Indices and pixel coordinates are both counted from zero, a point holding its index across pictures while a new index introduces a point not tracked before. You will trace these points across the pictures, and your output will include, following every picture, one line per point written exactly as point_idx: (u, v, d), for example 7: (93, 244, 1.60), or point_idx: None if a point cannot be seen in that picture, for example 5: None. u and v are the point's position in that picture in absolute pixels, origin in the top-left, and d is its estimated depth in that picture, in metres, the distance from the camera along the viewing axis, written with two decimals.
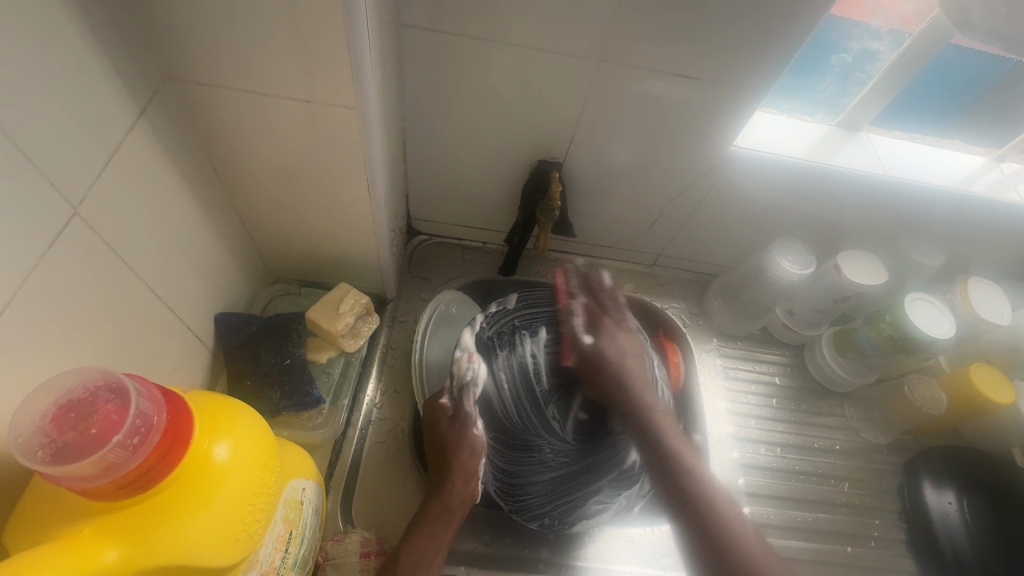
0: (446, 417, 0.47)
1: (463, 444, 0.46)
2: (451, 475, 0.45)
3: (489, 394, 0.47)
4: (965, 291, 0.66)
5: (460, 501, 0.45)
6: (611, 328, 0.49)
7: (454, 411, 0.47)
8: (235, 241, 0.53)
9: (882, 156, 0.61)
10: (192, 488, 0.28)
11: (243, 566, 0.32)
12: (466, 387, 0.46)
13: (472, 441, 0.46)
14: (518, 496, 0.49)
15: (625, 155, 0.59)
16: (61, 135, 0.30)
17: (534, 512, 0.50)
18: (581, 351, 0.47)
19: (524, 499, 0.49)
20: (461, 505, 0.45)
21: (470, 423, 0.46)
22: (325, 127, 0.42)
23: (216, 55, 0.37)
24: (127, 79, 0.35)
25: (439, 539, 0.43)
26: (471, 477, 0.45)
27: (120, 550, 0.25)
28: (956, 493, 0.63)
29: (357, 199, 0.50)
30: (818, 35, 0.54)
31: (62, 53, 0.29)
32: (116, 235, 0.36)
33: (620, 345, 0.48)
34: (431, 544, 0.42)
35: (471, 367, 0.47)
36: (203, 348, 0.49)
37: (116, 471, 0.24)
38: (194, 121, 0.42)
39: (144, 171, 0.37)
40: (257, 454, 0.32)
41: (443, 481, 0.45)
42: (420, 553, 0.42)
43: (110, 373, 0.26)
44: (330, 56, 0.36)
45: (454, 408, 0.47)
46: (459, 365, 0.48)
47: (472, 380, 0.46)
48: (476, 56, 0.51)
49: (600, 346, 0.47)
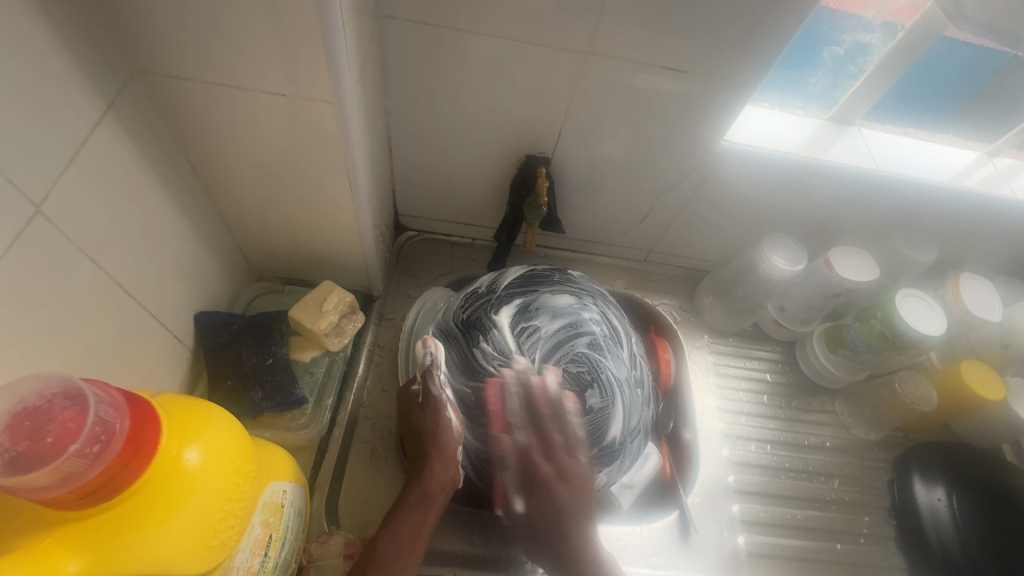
0: (418, 404, 0.48)
1: (438, 430, 0.46)
2: (427, 461, 0.46)
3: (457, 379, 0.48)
4: (956, 287, 0.66)
5: (438, 487, 0.45)
6: (551, 490, 0.44)
7: (424, 396, 0.48)
8: (215, 239, 0.52)
9: (874, 151, 0.61)
10: (161, 496, 0.27)
11: (219, 571, 0.31)
12: (431, 372, 0.48)
13: (444, 426, 0.46)
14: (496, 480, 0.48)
15: (615, 150, 0.58)
16: (21, 130, 0.29)
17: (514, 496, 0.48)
18: (518, 515, 0.46)
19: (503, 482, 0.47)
20: (441, 490, 0.45)
21: (441, 409, 0.47)
22: (304, 122, 0.41)
23: (187, 47, 0.36)
24: (93, 72, 0.33)
25: (419, 529, 0.43)
26: (449, 460, 0.46)
27: (84, 561, 0.25)
28: (945, 490, 0.62)
29: (340, 195, 0.49)
30: (811, 27, 0.53)
31: (20, 45, 0.28)
32: (84, 234, 0.35)
33: (555, 501, 0.44)
34: (409, 533, 0.42)
35: (430, 352, 0.49)
36: (182, 348, 0.48)
37: (76, 481, 0.24)
38: (167, 116, 0.41)
39: (114, 168, 0.36)
40: (232, 459, 0.31)
41: (421, 468, 0.46)
42: (398, 542, 0.42)
43: (69, 380, 0.25)
44: (306, 49, 0.35)
45: (424, 395, 0.48)
46: (420, 351, 0.50)
47: (433, 363, 0.48)
48: (461, 48, 0.49)
49: (531, 517, 0.45)
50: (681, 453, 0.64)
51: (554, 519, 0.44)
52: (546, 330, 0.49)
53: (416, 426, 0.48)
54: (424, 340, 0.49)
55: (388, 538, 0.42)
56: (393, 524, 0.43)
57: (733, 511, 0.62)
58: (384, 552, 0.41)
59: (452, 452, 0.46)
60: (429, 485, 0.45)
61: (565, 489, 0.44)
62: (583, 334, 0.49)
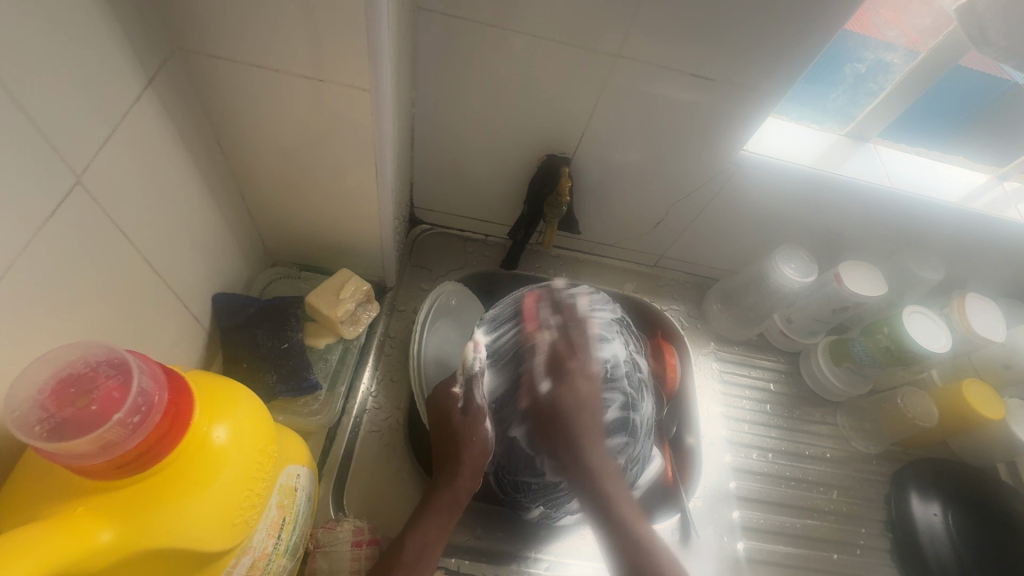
0: (457, 408, 0.48)
1: (474, 438, 0.47)
2: (459, 467, 0.46)
3: (495, 389, 0.48)
4: (962, 307, 0.67)
5: (466, 493, 0.46)
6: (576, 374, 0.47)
7: (466, 405, 0.48)
8: (235, 221, 0.52)
9: (888, 169, 0.61)
10: (190, 470, 0.27)
11: (237, 551, 0.32)
12: (476, 377, 0.48)
13: (479, 438, 0.47)
14: (510, 489, 0.50)
15: (634, 154, 0.59)
16: (67, 102, 0.29)
17: (523, 503, 0.51)
18: (538, 398, 0.46)
19: (515, 492, 0.50)
20: (465, 495, 0.46)
21: (481, 417, 0.47)
22: (336, 108, 0.41)
23: (226, 27, 0.36)
24: (135, 46, 0.33)
25: (442, 530, 0.44)
26: (478, 470, 0.46)
27: (115, 531, 0.25)
28: (941, 505, 0.63)
29: (364, 184, 0.49)
30: (833, 46, 0.54)
31: (71, 15, 0.28)
32: (117, 208, 0.35)
33: (579, 396, 0.46)
34: (435, 534, 0.44)
35: (478, 357, 0.49)
36: (199, 328, 0.48)
37: (115, 450, 0.24)
38: (200, 95, 0.41)
39: (149, 143, 0.36)
40: (256, 438, 0.31)
41: (449, 473, 0.46)
42: (423, 545, 0.43)
43: (113, 349, 0.26)
44: (346, 36, 0.36)
45: (465, 400, 0.48)
46: (466, 353, 0.50)
47: (480, 368, 0.49)
48: (491, 44, 0.50)
49: (557, 396, 0.46)
50: (683, 457, 0.64)
51: (580, 407, 0.46)
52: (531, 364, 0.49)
53: (451, 431, 0.47)
54: (474, 343, 0.50)
55: (413, 538, 0.44)
56: (417, 525, 0.44)
57: (734, 518, 0.63)
58: (410, 551, 0.43)
59: (482, 463, 0.47)
60: (457, 488, 0.46)
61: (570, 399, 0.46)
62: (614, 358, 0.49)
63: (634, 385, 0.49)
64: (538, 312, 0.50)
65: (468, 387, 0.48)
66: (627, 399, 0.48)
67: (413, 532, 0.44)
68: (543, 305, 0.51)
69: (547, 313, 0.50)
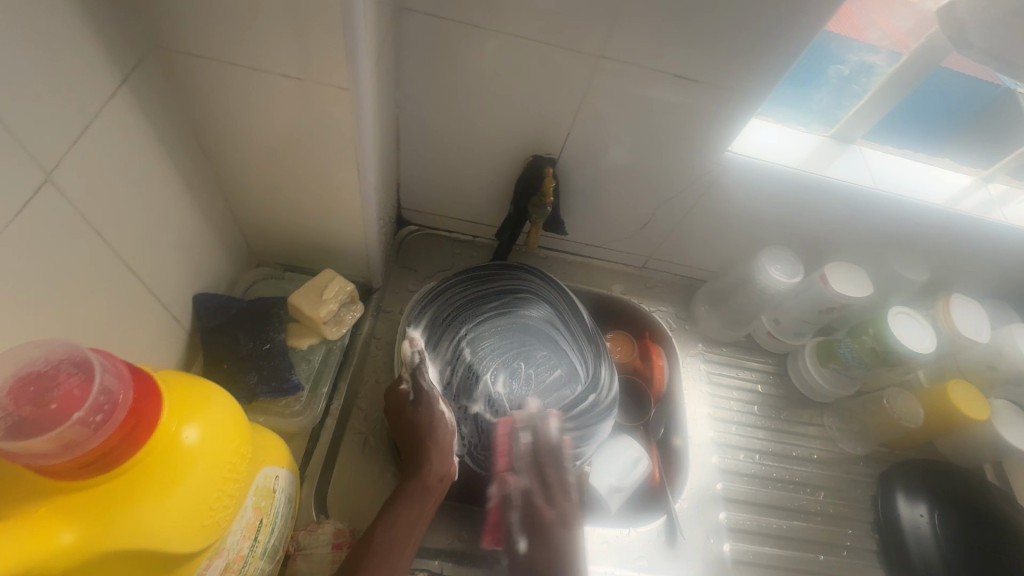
0: (408, 402, 0.49)
1: (434, 423, 0.48)
2: (425, 453, 0.46)
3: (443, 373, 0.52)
4: (947, 308, 0.68)
5: (437, 480, 0.46)
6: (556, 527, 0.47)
7: (415, 393, 0.49)
8: (218, 221, 0.51)
9: (873, 170, 0.61)
10: (159, 470, 0.27)
11: (209, 553, 0.31)
12: (418, 368, 0.50)
13: (438, 417, 0.48)
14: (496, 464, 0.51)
15: (620, 155, 0.59)
16: (36, 98, 0.29)
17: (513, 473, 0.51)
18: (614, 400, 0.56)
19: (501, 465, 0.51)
20: (439, 484, 0.46)
21: (435, 399, 0.48)
22: (317, 107, 0.41)
23: (203, 24, 0.36)
24: (110, 43, 0.33)
25: (416, 520, 0.44)
26: (445, 452, 0.47)
27: (79, 533, 0.24)
28: (927, 506, 0.63)
29: (347, 184, 0.49)
30: (817, 47, 0.54)
31: (41, 11, 0.28)
32: (90, 206, 0.34)
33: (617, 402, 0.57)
34: (407, 521, 0.43)
35: (417, 350, 0.51)
36: (179, 328, 0.48)
37: (78, 450, 0.23)
38: (179, 93, 0.41)
39: (125, 141, 0.36)
40: (228, 437, 0.31)
41: (417, 461, 0.46)
42: (394, 531, 0.43)
43: (74, 346, 0.25)
44: (325, 34, 0.35)
45: (415, 392, 0.49)
46: (406, 352, 0.51)
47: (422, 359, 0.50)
48: (475, 45, 0.50)
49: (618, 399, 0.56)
50: (670, 458, 0.64)
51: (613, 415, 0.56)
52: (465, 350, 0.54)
53: (411, 423, 0.48)
54: (410, 339, 0.51)
55: (384, 530, 0.43)
56: (388, 517, 0.44)
57: (720, 519, 0.63)
58: (381, 539, 0.42)
59: (449, 445, 0.47)
60: (426, 477, 0.46)
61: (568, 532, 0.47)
62: (527, 309, 0.58)
63: (553, 330, 0.58)
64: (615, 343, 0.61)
65: (415, 379, 0.49)
66: (547, 337, 0.57)
67: (384, 523, 0.43)
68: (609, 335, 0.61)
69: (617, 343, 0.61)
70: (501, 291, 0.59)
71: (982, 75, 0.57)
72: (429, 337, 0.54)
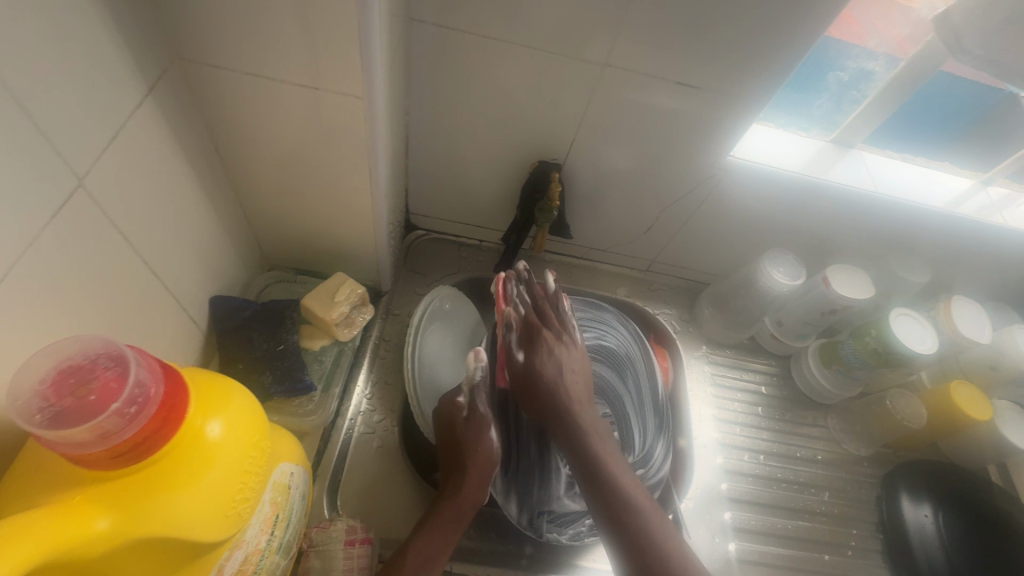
0: (462, 418, 0.49)
1: (479, 448, 0.48)
2: (465, 479, 0.47)
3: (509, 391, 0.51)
4: (948, 310, 0.69)
5: (470, 506, 0.46)
6: (550, 346, 0.50)
7: (469, 411, 0.49)
8: (233, 226, 0.53)
9: (873, 173, 0.63)
10: (186, 462, 0.28)
11: (230, 545, 0.32)
12: (478, 386, 0.49)
13: (484, 447, 0.48)
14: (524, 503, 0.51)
15: (624, 160, 0.60)
16: (70, 107, 0.30)
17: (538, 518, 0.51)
18: (515, 368, 0.50)
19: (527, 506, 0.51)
20: (471, 506, 0.46)
21: (486, 424, 0.49)
22: (331, 115, 0.43)
23: (225, 36, 0.37)
24: (137, 55, 0.35)
25: (446, 543, 0.45)
26: (484, 483, 0.47)
27: (111, 520, 0.26)
28: (932, 507, 0.64)
29: (359, 190, 0.50)
30: (816, 54, 0.55)
31: (76, 26, 0.29)
32: (117, 211, 0.36)
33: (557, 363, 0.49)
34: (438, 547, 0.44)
35: (481, 367, 0.49)
36: (196, 330, 0.49)
37: (112, 439, 0.25)
38: (199, 102, 0.42)
39: (149, 149, 0.38)
40: (250, 433, 0.32)
41: (456, 486, 0.47)
42: (422, 558, 0.43)
43: (112, 342, 0.27)
44: (341, 46, 0.37)
45: (470, 409, 0.49)
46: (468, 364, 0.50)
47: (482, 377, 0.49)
48: (482, 54, 0.51)
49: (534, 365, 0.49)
50: (676, 459, 0.64)
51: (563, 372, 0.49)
52: None
53: (457, 441, 0.48)
54: (476, 352, 0.49)
55: (413, 552, 0.44)
56: (420, 539, 0.44)
57: (725, 519, 0.63)
58: (412, 561, 0.43)
59: (488, 477, 0.47)
60: (459, 503, 0.46)
61: (563, 349, 0.50)
62: (603, 364, 0.58)
63: (624, 392, 0.58)
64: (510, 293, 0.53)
65: (473, 397, 0.49)
66: (615, 398, 0.57)
67: (413, 543, 0.44)
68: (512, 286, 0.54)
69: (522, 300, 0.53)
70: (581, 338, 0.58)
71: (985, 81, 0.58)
72: None
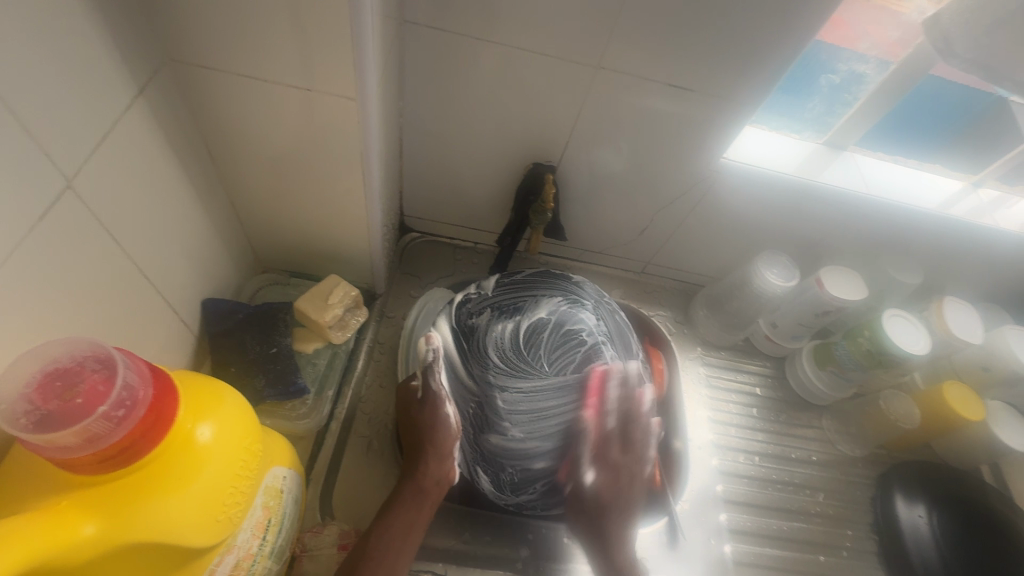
0: (417, 400, 0.49)
1: (437, 425, 0.47)
2: (424, 455, 0.47)
3: (460, 369, 0.48)
4: (940, 311, 0.69)
5: (433, 483, 0.46)
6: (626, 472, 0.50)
7: (424, 392, 0.49)
8: (225, 228, 0.53)
9: (866, 176, 0.63)
10: (174, 467, 0.27)
11: (221, 549, 0.32)
12: (431, 368, 0.48)
13: (441, 422, 0.47)
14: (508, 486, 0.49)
15: (618, 162, 0.60)
16: (59, 110, 0.30)
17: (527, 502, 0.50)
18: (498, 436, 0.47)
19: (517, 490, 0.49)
20: (437, 487, 0.47)
21: (440, 403, 0.48)
22: (324, 116, 0.42)
23: (215, 35, 0.37)
24: (127, 56, 0.35)
25: (413, 522, 0.44)
26: (444, 457, 0.47)
27: (98, 526, 0.25)
28: (926, 507, 0.64)
29: (353, 192, 0.50)
30: (808, 57, 0.55)
31: (63, 26, 0.29)
32: (107, 212, 0.35)
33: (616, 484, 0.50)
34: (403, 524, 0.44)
35: (433, 349, 0.48)
36: (188, 333, 0.49)
37: (99, 443, 0.24)
38: (191, 103, 0.42)
39: (140, 150, 0.37)
40: (240, 436, 0.32)
41: (416, 464, 0.47)
42: (389, 536, 0.43)
43: (99, 344, 0.27)
44: (332, 44, 0.37)
45: (424, 390, 0.49)
46: (422, 350, 0.49)
47: (434, 360, 0.48)
48: (476, 56, 0.51)
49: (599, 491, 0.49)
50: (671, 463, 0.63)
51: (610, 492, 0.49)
52: (494, 346, 0.49)
53: (415, 421, 0.49)
54: (427, 337, 0.49)
55: (380, 532, 0.43)
56: (384, 520, 0.44)
57: (720, 520, 0.63)
58: (376, 544, 0.42)
59: (449, 450, 0.47)
60: (422, 481, 0.46)
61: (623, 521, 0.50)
62: (572, 326, 0.51)
63: (598, 352, 0.51)
64: (462, 325, 0.50)
65: (425, 379, 0.49)
66: (588, 357, 0.50)
67: (381, 526, 0.43)
68: (479, 321, 0.51)
69: (464, 328, 0.50)
70: (545, 305, 0.52)
71: (972, 85, 0.58)
72: (457, 333, 0.50)
